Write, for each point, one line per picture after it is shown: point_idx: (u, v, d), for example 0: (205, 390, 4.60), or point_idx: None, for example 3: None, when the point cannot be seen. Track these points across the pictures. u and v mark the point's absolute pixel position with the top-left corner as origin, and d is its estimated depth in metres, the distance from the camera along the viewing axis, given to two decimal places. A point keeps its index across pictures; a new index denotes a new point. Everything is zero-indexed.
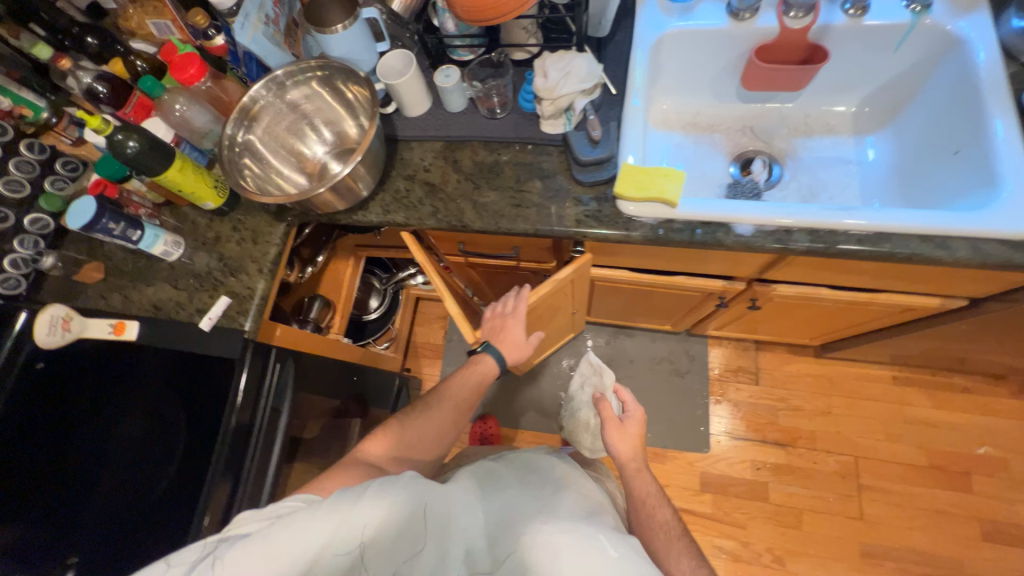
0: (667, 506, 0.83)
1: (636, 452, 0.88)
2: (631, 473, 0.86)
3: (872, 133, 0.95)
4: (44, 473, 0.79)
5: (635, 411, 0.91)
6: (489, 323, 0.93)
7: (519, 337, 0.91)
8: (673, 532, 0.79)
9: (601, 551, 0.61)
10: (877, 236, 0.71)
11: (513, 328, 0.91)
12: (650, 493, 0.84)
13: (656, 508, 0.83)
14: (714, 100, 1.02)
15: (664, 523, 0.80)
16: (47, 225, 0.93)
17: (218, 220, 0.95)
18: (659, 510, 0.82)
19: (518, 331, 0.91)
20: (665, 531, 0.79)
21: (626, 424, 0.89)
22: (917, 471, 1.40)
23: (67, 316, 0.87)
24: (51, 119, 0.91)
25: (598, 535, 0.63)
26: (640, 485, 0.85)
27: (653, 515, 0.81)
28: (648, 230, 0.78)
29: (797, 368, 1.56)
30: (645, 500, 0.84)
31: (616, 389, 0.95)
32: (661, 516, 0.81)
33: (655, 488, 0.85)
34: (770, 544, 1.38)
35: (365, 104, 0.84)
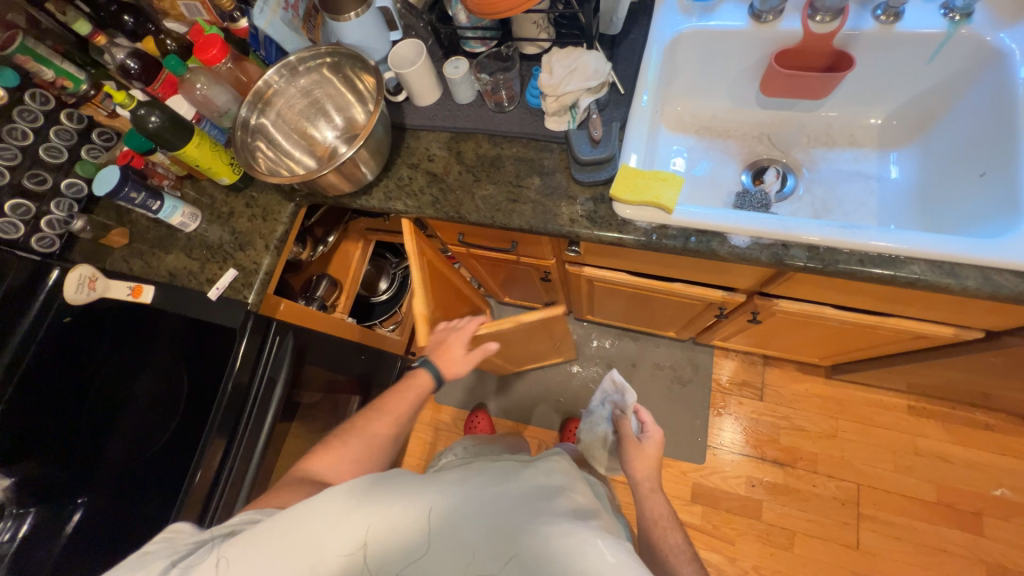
0: (679, 530, 0.82)
1: (650, 472, 0.89)
2: (645, 493, 0.87)
3: (897, 148, 0.90)
4: (60, 419, 0.86)
5: (653, 431, 0.92)
6: (436, 337, 0.89)
7: (461, 354, 0.87)
8: (683, 556, 0.78)
9: (594, 556, 0.54)
10: (881, 257, 0.68)
11: (455, 344, 0.88)
12: (662, 516, 0.84)
13: (667, 531, 0.82)
14: (732, 104, 0.98)
15: (675, 547, 0.79)
16: (81, 190, 1.01)
17: (233, 196, 1.00)
18: (670, 533, 0.81)
19: (461, 350, 0.87)
20: (675, 555, 0.78)
21: (645, 444, 0.91)
22: (924, 506, 1.34)
23: (93, 276, 0.93)
24: (89, 91, 0.97)
25: (593, 539, 0.56)
26: (652, 506, 0.86)
27: (664, 538, 0.81)
28: (642, 234, 0.77)
29: (805, 388, 1.50)
30: (656, 522, 0.83)
31: (636, 409, 0.98)
32: (673, 540, 0.81)
33: (668, 511, 0.85)
34: (758, 562, 1.36)
35: (372, 91, 0.87)
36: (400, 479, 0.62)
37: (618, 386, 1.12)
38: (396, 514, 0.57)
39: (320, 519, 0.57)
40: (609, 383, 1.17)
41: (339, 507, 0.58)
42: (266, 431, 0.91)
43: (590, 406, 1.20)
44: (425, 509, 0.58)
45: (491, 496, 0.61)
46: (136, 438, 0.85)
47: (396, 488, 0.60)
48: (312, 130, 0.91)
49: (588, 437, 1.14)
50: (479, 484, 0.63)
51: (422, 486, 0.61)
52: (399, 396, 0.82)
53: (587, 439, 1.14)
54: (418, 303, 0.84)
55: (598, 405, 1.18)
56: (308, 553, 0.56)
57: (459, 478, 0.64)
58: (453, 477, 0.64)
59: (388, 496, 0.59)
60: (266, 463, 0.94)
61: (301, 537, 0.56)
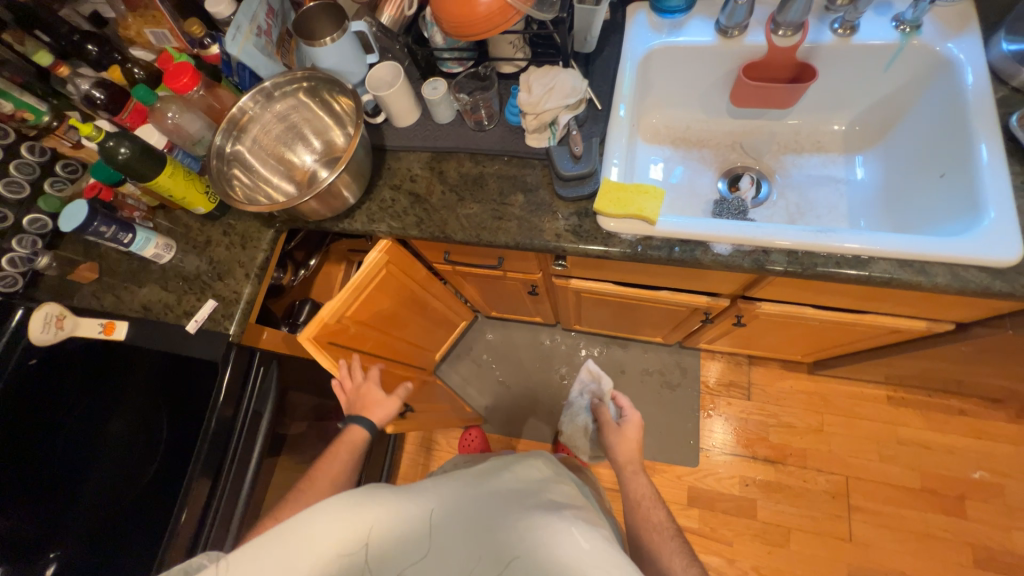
0: (662, 508, 0.83)
1: (632, 455, 0.93)
2: (628, 475, 0.90)
3: (861, 151, 0.94)
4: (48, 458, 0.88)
5: (632, 415, 0.98)
6: (349, 398, 0.95)
7: (380, 395, 0.94)
8: (667, 533, 0.79)
9: (571, 543, 0.57)
10: (856, 258, 0.71)
11: (371, 390, 0.95)
12: (645, 495, 0.85)
13: (650, 508, 0.83)
14: (704, 114, 1.02)
15: (658, 525, 0.80)
16: (46, 225, 0.96)
17: (209, 224, 0.97)
18: (653, 510, 0.83)
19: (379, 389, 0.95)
20: (658, 532, 0.79)
21: (625, 428, 0.96)
22: (909, 494, 1.38)
23: (61, 314, 0.89)
24: (52, 122, 0.95)
25: (570, 528, 0.60)
26: (636, 487, 0.87)
27: (648, 516, 0.82)
28: (627, 246, 0.78)
29: (790, 385, 1.54)
30: (640, 502, 0.84)
31: (614, 395, 1.03)
32: (656, 518, 0.82)
33: (651, 490, 0.86)
34: (757, 562, 1.37)
35: (350, 113, 0.86)
36: (388, 486, 0.65)
37: (596, 375, 1.13)
38: (385, 517, 0.59)
39: (312, 531, 0.57)
40: (586, 373, 1.17)
41: (329, 517, 0.58)
42: (254, 464, 0.87)
43: (570, 398, 1.22)
44: (413, 512, 0.61)
45: (475, 498, 0.65)
46: (125, 476, 0.87)
47: (383, 493, 0.62)
48: (291, 155, 0.90)
49: (570, 427, 1.20)
50: (462, 488, 0.67)
51: (411, 491, 0.64)
52: (332, 458, 0.84)
53: (569, 429, 1.20)
54: (326, 306, 0.91)
55: (578, 396, 1.18)
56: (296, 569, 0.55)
57: (442, 484, 0.68)
58: (438, 483, 0.68)
59: (379, 502, 0.61)
60: (255, 502, 0.89)
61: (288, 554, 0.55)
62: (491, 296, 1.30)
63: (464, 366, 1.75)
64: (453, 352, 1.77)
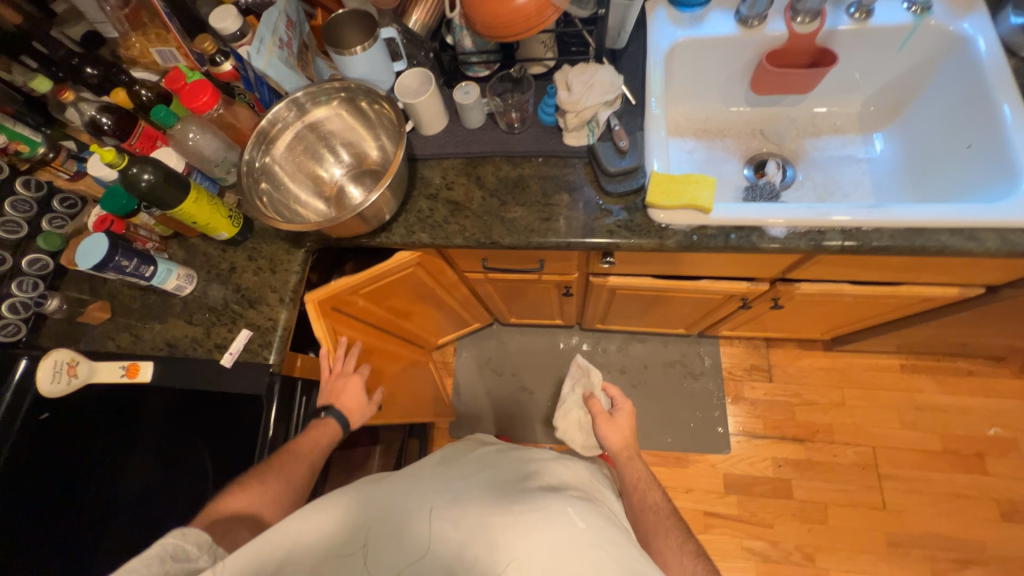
0: (658, 489, 0.82)
1: (627, 441, 0.90)
2: (623, 461, 0.87)
3: (878, 129, 0.98)
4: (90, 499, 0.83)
5: (623, 405, 0.95)
6: (328, 383, 0.90)
7: (363, 400, 0.91)
8: (663, 512, 0.77)
9: (567, 524, 0.55)
10: (911, 231, 0.73)
11: (355, 389, 0.90)
12: (641, 478, 0.83)
13: (646, 491, 0.81)
14: (723, 104, 1.03)
15: (653, 506, 0.79)
16: (47, 265, 0.88)
17: (232, 250, 0.91)
18: (648, 492, 0.81)
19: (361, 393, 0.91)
20: (654, 513, 0.77)
21: (616, 417, 0.93)
22: (932, 457, 1.43)
23: (72, 360, 0.79)
24: (48, 154, 0.87)
25: (564, 508, 0.57)
26: (631, 472, 0.85)
27: (644, 499, 0.80)
28: (683, 237, 0.78)
29: (809, 363, 1.58)
30: (635, 485, 0.82)
31: (604, 387, 0.99)
32: (652, 499, 0.80)
33: (646, 474, 0.84)
34: (799, 541, 1.38)
35: (390, 129, 0.84)
36: (382, 479, 0.62)
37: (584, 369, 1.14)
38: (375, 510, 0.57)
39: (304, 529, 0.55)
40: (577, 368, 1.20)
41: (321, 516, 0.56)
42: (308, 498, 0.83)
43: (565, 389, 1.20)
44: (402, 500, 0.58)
45: (467, 483, 0.61)
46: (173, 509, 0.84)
47: (375, 488, 0.60)
48: (317, 169, 0.87)
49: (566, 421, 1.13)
50: (455, 474, 0.64)
51: (402, 482, 0.61)
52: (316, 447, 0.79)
53: (563, 423, 1.17)
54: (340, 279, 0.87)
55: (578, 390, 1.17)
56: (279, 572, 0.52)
57: (436, 472, 0.65)
58: (432, 471, 0.65)
59: (366, 500, 0.58)
60: None
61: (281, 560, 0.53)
62: (517, 301, 1.28)
63: (484, 375, 1.71)
64: (471, 362, 1.73)
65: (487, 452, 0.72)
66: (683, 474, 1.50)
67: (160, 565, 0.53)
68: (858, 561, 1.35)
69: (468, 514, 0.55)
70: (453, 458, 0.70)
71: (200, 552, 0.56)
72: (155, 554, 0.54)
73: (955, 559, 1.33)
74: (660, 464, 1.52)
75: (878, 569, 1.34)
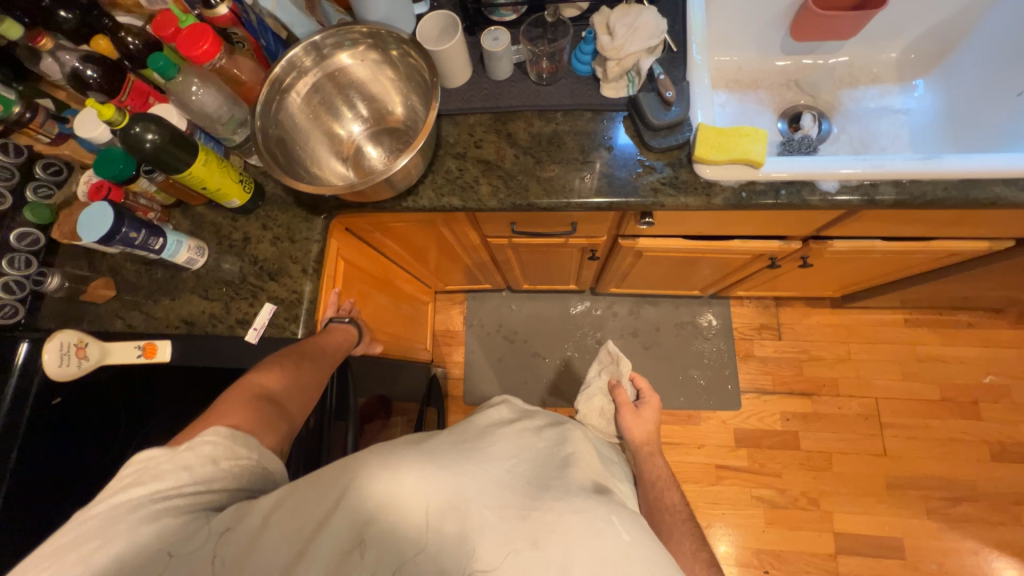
0: (677, 490, 0.78)
1: (650, 436, 0.87)
2: (644, 456, 0.84)
3: (918, 78, 0.95)
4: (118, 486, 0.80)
5: (650, 399, 0.93)
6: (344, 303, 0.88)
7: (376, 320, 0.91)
8: (679, 515, 0.73)
9: (609, 537, 0.47)
10: (964, 182, 0.72)
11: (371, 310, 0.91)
12: (660, 477, 0.79)
13: (665, 491, 0.77)
14: (758, 53, 0.98)
15: (670, 507, 0.74)
16: (39, 240, 0.81)
17: (243, 219, 0.85)
18: (667, 492, 0.77)
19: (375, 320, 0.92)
20: (670, 513, 0.73)
21: (643, 410, 0.90)
22: (931, 405, 1.50)
23: (81, 341, 0.73)
24: (25, 114, 0.78)
25: (608, 516, 0.49)
26: (652, 468, 0.81)
27: (661, 498, 0.75)
28: (731, 194, 0.75)
29: (817, 320, 1.61)
30: (654, 482, 0.78)
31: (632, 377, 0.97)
32: (669, 500, 0.75)
33: (666, 473, 0.80)
34: (806, 488, 1.45)
35: (418, 85, 0.79)
36: (396, 442, 0.52)
37: (615, 356, 1.00)
38: (386, 501, 0.46)
39: (301, 513, 0.47)
40: (607, 356, 1.04)
41: (322, 501, 0.47)
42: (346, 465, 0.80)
43: (592, 371, 1.04)
44: (421, 486, 0.46)
45: (500, 468, 0.52)
46: None
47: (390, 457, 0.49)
48: (335, 125, 0.83)
49: (584, 406, 0.94)
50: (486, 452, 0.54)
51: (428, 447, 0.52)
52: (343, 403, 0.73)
53: (583, 408, 0.94)
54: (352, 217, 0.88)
55: (608, 376, 0.99)
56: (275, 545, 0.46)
57: (463, 445, 0.54)
58: (459, 442, 0.55)
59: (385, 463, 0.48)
60: None
61: (275, 553, 0.46)
62: (536, 266, 1.25)
63: (495, 342, 1.69)
64: (482, 331, 1.71)
65: (523, 426, 0.62)
66: (695, 430, 1.54)
67: (212, 466, 0.55)
68: (860, 503, 1.43)
69: (500, 512, 0.47)
70: (482, 427, 0.61)
71: (247, 453, 0.58)
72: (207, 453, 0.55)
73: (949, 498, 1.42)
74: (673, 422, 1.55)
75: (878, 509, 1.42)
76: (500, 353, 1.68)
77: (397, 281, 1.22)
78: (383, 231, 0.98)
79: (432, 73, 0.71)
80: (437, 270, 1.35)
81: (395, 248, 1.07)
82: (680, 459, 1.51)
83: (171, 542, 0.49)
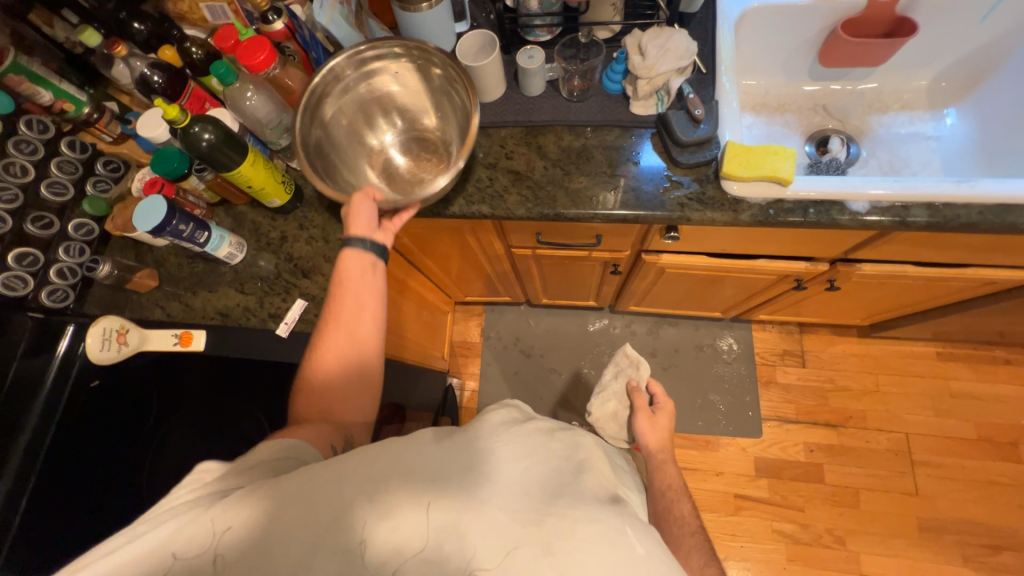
0: (688, 502, 0.73)
1: (662, 443, 0.85)
2: (656, 463, 0.81)
3: (949, 106, 0.95)
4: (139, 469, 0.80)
5: (666, 404, 0.91)
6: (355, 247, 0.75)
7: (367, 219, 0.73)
8: (688, 528, 0.68)
9: (624, 550, 0.46)
10: (1000, 208, 0.71)
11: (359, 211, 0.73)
12: (670, 487, 0.75)
13: (675, 502, 0.72)
14: (785, 78, 1.00)
15: (679, 520, 0.69)
16: (93, 230, 0.86)
17: (281, 219, 0.89)
18: (677, 503, 0.72)
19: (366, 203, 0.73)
20: (678, 526, 0.68)
21: (657, 416, 0.89)
22: (966, 444, 1.43)
23: (121, 329, 0.78)
24: (93, 115, 0.85)
25: (624, 528, 0.48)
26: (661, 477, 0.77)
27: (670, 509, 0.71)
28: (759, 211, 0.76)
29: (843, 349, 1.56)
30: (663, 492, 0.74)
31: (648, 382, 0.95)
32: (679, 512, 0.70)
33: (678, 483, 0.76)
34: (831, 525, 1.39)
35: (448, 102, 0.83)
36: (408, 442, 0.51)
37: (634, 360, 0.98)
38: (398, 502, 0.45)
39: (313, 513, 0.45)
40: (624, 358, 1.03)
41: (335, 495, 0.46)
42: None
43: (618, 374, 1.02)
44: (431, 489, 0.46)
45: (513, 469, 0.51)
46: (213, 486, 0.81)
47: (402, 465, 0.48)
48: (365, 137, 0.85)
49: (598, 411, 0.99)
50: (498, 453, 0.52)
51: (439, 449, 0.51)
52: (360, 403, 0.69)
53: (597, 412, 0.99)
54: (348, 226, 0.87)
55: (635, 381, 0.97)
56: (289, 547, 0.44)
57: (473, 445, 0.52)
58: (472, 440, 0.53)
59: (394, 469, 0.48)
60: None
61: (287, 549, 0.44)
62: (557, 278, 1.26)
63: (511, 356, 1.69)
64: (498, 344, 1.72)
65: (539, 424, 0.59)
66: (713, 456, 1.49)
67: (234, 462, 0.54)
68: (889, 545, 1.36)
69: (514, 516, 0.46)
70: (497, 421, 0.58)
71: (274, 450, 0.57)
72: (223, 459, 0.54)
73: (988, 545, 1.33)
74: (691, 447, 1.51)
75: (910, 552, 1.35)
76: (517, 367, 1.67)
77: (420, 288, 1.24)
78: (414, 237, 1.00)
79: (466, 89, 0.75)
80: (458, 278, 1.37)
81: (422, 253, 1.10)
82: (698, 486, 1.46)
83: (181, 536, 0.45)
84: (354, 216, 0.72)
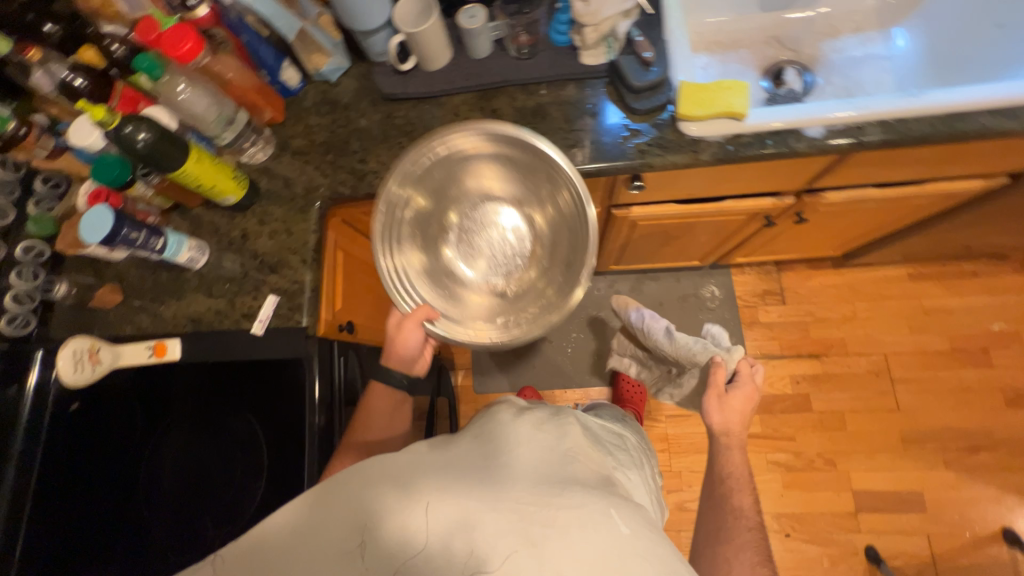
0: (751, 495, 0.75)
1: (734, 425, 0.83)
2: (721, 447, 0.82)
3: (897, 24, 0.95)
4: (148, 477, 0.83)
5: (744, 385, 0.86)
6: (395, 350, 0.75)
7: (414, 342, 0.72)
8: (746, 522, 0.71)
9: (610, 532, 0.45)
10: (950, 117, 0.72)
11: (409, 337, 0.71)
12: (733, 476, 0.77)
13: (737, 492, 0.75)
14: (736, 13, 0.98)
15: (737, 511, 0.73)
16: (43, 252, 0.82)
17: (240, 216, 0.86)
18: (737, 494, 0.75)
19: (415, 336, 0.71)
20: (739, 518, 0.72)
21: (731, 398, 0.83)
22: (941, 356, 1.50)
23: (92, 347, 0.74)
24: (20, 130, 0.79)
25: (607, 510, 0.47)
26: (728, 460, 0.80)
27: (728, 497, 0.75)
28: (718, 148, 0.76)
29: (820, 282, 1.60)
30: (724, 479, 0.77)
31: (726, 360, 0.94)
32: (738, 503, 0.74)
33: (743, 473, 0.78)
34: (821, 449, 1.45)
35: (556, 245, 0.71)
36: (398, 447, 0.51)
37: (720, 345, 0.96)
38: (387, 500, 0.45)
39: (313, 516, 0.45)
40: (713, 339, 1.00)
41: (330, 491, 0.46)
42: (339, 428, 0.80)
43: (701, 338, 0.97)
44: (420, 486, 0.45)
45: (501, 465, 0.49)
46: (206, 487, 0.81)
47: (393, 465, 0.48)
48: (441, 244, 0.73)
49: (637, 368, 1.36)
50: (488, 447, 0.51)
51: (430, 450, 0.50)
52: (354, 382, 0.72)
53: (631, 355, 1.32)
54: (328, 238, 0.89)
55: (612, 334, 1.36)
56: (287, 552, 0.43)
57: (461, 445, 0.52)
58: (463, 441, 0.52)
59: (386, 472, 0.47)
60: None
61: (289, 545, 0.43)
62: None
63: None
64: None
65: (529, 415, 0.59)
66: None
67: None
68: (876, 460, 1.43)
69: (499, 507, 0.45)
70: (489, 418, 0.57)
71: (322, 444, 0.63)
72: None
73: (965, 447, 1.41)
74: None
75: (895, 464, 1.42)
76: None
77: None
78: None
79: (587, 254, 0.65)
80: None
81: None
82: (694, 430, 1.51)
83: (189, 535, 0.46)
84: (403, 343, 0.72)
